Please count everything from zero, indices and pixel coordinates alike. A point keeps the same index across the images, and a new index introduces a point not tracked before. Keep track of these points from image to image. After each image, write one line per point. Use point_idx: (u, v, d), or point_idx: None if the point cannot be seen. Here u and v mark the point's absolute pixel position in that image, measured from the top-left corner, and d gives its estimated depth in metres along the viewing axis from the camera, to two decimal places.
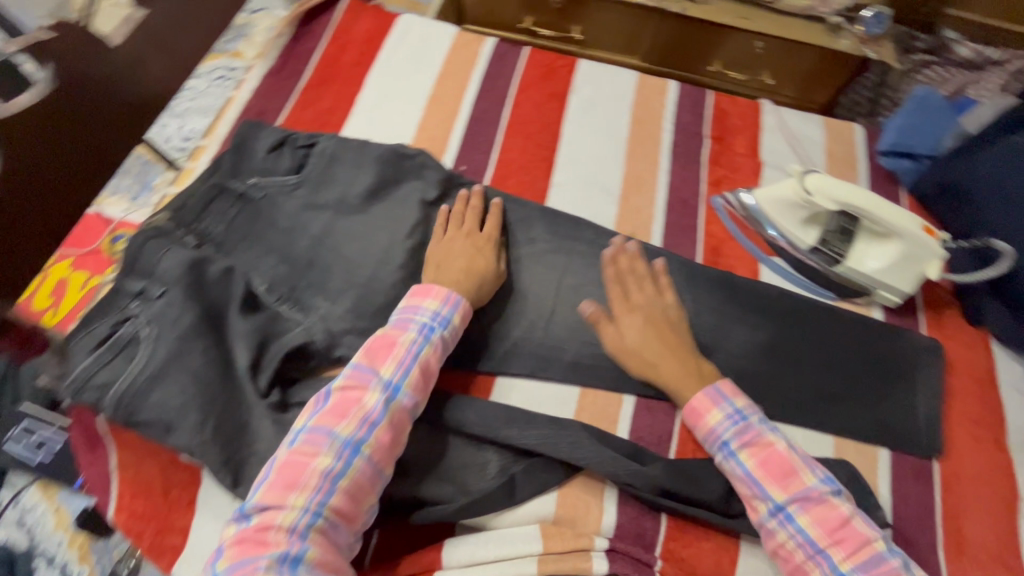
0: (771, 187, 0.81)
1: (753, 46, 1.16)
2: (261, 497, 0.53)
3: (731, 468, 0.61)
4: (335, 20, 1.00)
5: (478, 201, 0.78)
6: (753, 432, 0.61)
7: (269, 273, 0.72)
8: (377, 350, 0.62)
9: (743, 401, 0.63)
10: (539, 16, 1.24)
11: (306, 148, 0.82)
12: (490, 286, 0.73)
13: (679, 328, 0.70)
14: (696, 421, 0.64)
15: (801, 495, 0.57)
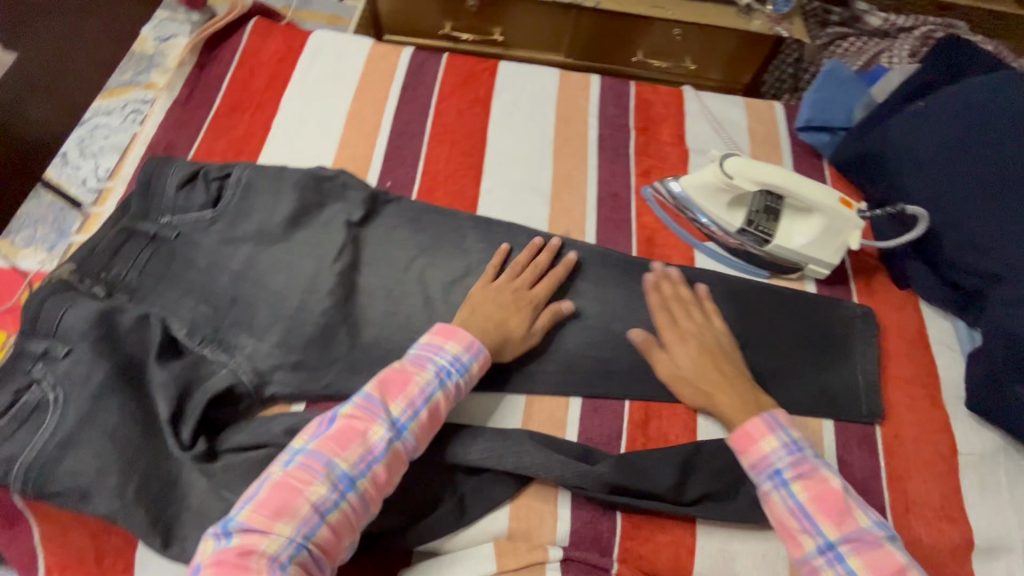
0: (696, 175, 0.81)
1: (671, 33, 1.18)
2: (247, 518, 0.51)
3: (780, 498, 0.58)
4: (243, 42, 0.97)
5: (547, 256, 0.76)
6: (808, 464, 0.58)
7: (188, 316, 0.69)
8: (392, 384, 0.60)
9: (798, 432, 0.61)
10: (459, 21, 1.23)
11: (221, 180, 0.78)
12: (515, 348, 0.69)
13: (729, 358, 0.69)
14: (746, 445, 0.61)
15: (854, 537, 0.55)
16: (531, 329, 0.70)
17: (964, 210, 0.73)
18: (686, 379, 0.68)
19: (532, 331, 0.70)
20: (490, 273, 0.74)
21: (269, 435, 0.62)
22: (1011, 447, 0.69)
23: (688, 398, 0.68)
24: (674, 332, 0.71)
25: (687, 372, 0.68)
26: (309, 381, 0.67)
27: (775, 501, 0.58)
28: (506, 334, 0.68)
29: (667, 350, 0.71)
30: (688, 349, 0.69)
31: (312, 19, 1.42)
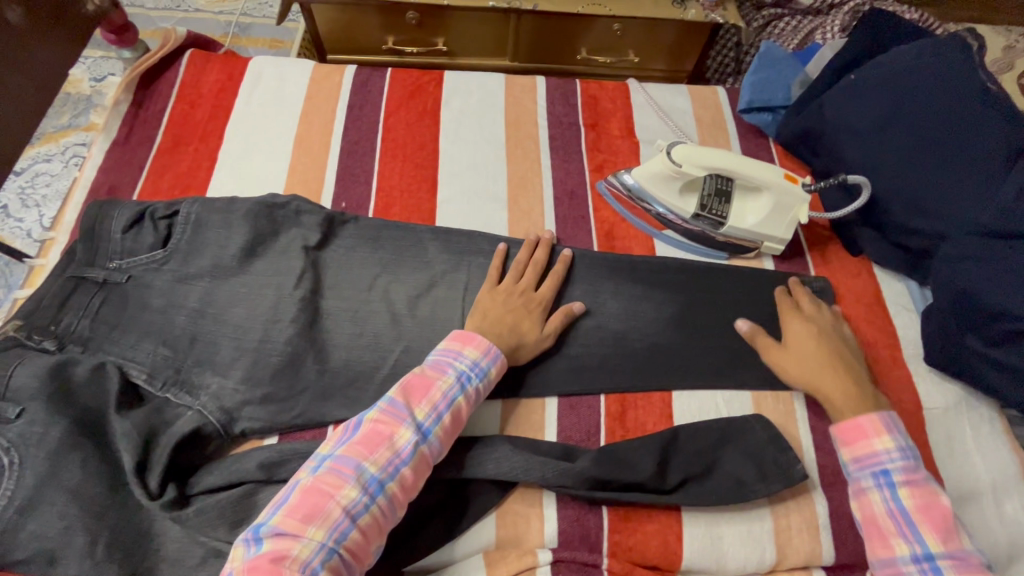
0: (647, 165, 0.81)
1: (612, 29, 1.20)
2: (279, 523, 0.51)
3: (881, 497, 0.59)
4: (180, 74, 0.95)
5: (544, 251, 0.77)
6: (919, 474, 0.59)
7: (147, 361, 0.67)
8: (415, 390, 0.60)
9: (911, 442, 0.62)
10: (401, 35, 1.23)
11: (169, 218, 0.76)
12: (532, 349, 0.70)
13: (850, 354, 0.69)
14: (855, 439, 0.62)
15: (955, 554, 0.55)
16: (543, 332, 0.70)
17: (903, 176, 0.76)
18: (798, 363, 0.68)
19: (545, 333, 0.70)
20: (495, 276, 0.74)
21: (242, 472, 0.60)
22: (972, 397, 0.72)
23: (795, 378, 0.68)
24: (798, 324, 0.71)
25: (800, 353, 0.69)
26: (280, 413, 0.66)
27: (874, 499, 0.59)
28: (520, 337, 0.69)
29: (784, 341, 0.71)
30: (809, 339, 0.69)
31: (254, 45, 1.42)
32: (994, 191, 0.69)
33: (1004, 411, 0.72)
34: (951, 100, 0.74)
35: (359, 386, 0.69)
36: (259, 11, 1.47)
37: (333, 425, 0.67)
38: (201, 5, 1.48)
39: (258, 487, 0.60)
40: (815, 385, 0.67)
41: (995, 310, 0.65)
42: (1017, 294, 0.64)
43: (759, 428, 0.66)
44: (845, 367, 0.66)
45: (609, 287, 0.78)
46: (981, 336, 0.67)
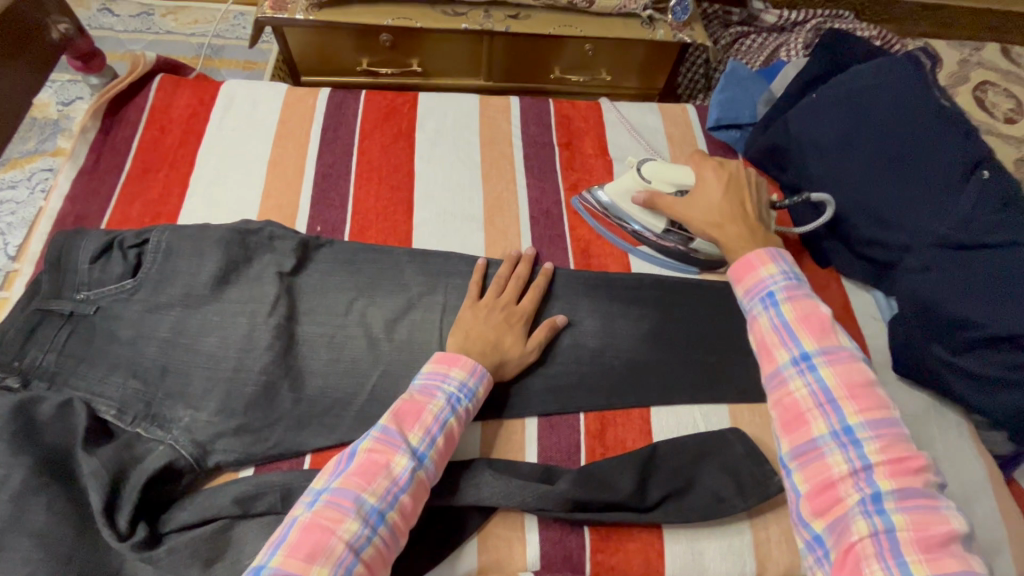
0: (619, 182, 0.85)
1: (584, 49, 1.22)
2: (280, 565, 0.49)
3: (768, 317, 0.61)
4: (149, 100, 0.94)
5: (525, 266, 0.79)
6: (801, 290, 0.62)
7: (116, 395, 0.65)
8: (407, 415, 0.60)
9: (798, 268, 0.64)
10: (375, 57, 1.23)
11: (138, 247, 0.75)
12: (514, 366, 0.70)
13: (753, 195, 0.74)
14: (744, 273, 0.65)
15: (832, 351, 0.57)
16: (526, 347, 0.71)
17: (867, 189, 0.78)
18: (696, 216, 0.73)
19: (528, 348, 0.71)
20: (475, 292, 0.75)
21: (216, 508, 0.59)
22: (940, 403, 0.74)
23: (698, 229, 0.73)
24: (704, 172, 0.75)
25: (698, 207, 0.73)
26: (255, 444, 0.65)
27: (762, 319, 0.61)
28: (503, 355, 0.69)
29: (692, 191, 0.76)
30: (708, 188, 0.74)
31: (226, 66, 1.41)
32: (951, 204, 0.72)
33: (970, 416, 0.74)
34: (907, 117, 0.78)
35: (336, 414, 0.68)
36: (232, 32, 1.47)
37: (310, 454, 0.66)
38: (173, 27, 1.47)
39: (234, 521, 0.59)
40: (713, 231, 0.71)
41: (957, 319, 0.68)
42: (971, 303, 0.67)
43: (735, 443, 0.67)
44: (739, 211, 0.71)
45: (585, 304, 0.78)
46: (944, 344, 0.70)
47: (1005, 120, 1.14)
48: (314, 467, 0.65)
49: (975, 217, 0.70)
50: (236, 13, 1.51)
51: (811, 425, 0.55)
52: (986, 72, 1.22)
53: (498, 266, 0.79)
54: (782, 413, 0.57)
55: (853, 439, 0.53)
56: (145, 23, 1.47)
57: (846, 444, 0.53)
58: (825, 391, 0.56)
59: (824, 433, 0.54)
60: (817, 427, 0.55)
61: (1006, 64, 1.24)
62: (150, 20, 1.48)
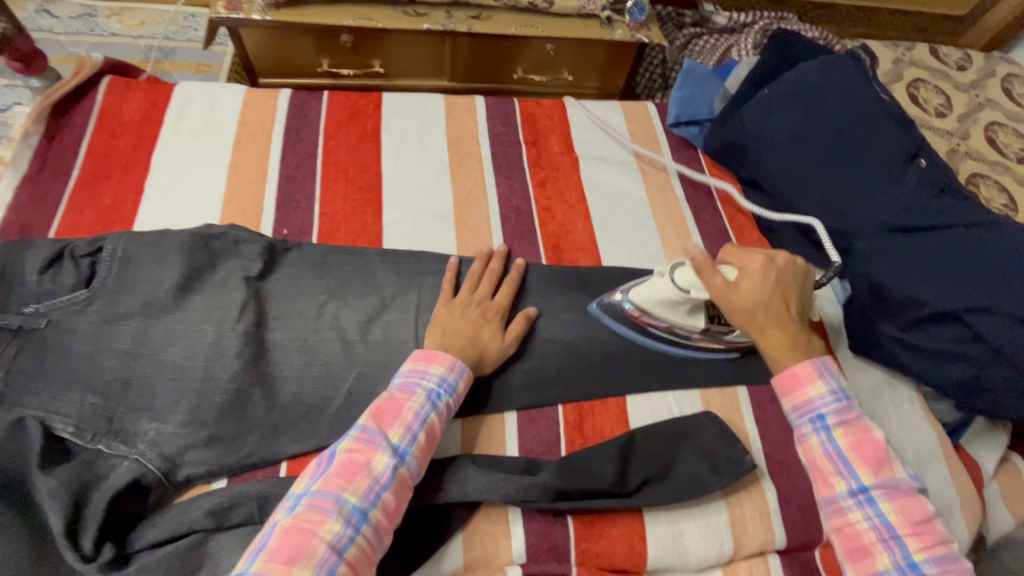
0: (647, 287, 0.73)
1: (545, 49, 1.24)
2: (260, 568, 0.49)
3: (819, 440, 0.62)
4: (97, 103, 0.90)
5: (498, 261, 0.79)
6: (852, 413, 0.62)
7: (73, 412, 0.62)
8: (386, 414, 0.60)
9: (844, 381, 0.64)
10: (335, 58, 1.22)
11: (92, 256, 0.71)
12: (496, 360, 0.70)
13: (796, 299, 0.69)
14: (793, 389, 0.64)
15: (888, 484, 0.59)
16: (505, 339, 0.72)
17: (820, 178, 0.83)
18: (738, 308, 0.67)
19: (507, 340, 0.72)
20: (450, 290, 0.74)
21: (189, 522, 0.57)
22: (894, 378, 0.78)
23: (737, 322, 0.68)
24: (747, 261, 0.68)
25: (742, 302, 0.67)
26: (226, 455, 0.63)
27: (814, 443, 0.62)
28: (483, 349, 0.69)
29: (739, 287, 0.67)
30: (753, 282, 0.67)
31: (179, 69, 1.36)
32: (894, 192, 0.78)
33: (920, 389, 0.78)
34: (852, 110, 0.83)
35: (312, 420, 0.66)
36: (184, 35, 1.42)
37: (287, 461, 0.64)
38: (119, 29, 1.41)
39: (208, 535, 0.57)
40: (756, 335, 0.67)
41: (906, 297, 0.72)
42: (916, 283, 0.72)
43: (707, 427, 0.69)
44: (785, 318, 0.67)
45: (558, 299, 0.79)
46: (895, 322, 0.74)
47: (937, 114, 1.18)
48: (291, 474, 0.63)
49: (915, 203, 0.76)
50: (187, 14, 1.46)
51: (875, 557, 0.56)
52: (917, 69, 1.26)
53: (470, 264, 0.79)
54: (843, 542, 0.59)
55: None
56: (88, 25, 1.40)
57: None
58: (888, 527, 0.57)
59: (890, 569, 0.56)
60: (882, 561, 0.56)
61: (934, 63, 1.28)
62: (93, 22, 1.41)
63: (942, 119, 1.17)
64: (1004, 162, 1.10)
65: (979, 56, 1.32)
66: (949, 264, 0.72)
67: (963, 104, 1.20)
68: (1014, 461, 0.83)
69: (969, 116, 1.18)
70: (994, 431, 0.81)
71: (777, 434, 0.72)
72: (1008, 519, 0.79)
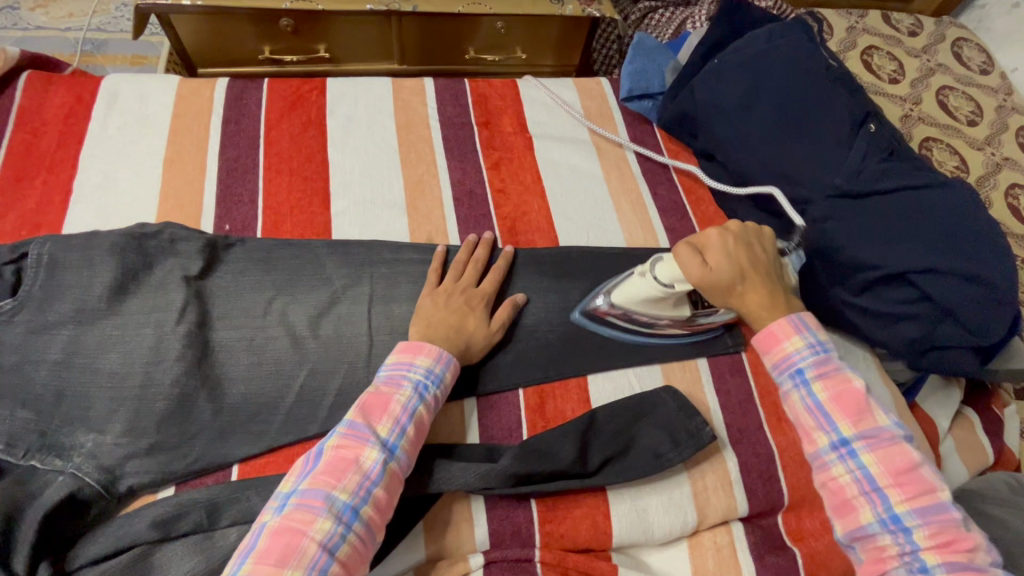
0: (628, 286, 0.72)
1: (496, 27, 1.22)
2: (250, 571, 0.48)
3: (800, 396, 0.62)
4: (16, 100, 0.85)
5: (483, 249, 0.77)
6: (831, 365, 0.62)
7: (2, 428, 0.59)
8: (374, 407, 0.58)
9: (824, 335, 0.64)
10: (277, 44, 1.19)
11: (15, 262, 0.67)
12: (480, 348, 0.69)
13: (763, 257, 0.69)
14: (771, 346, 0.65)
15: (869, 435, 0.58)
16: (490, 327, 0.70)
17: (772, 148, 0.83)
18: (716, 284, 0.67)
19: (493, 329, 0.70)
20: (434, 279, 0.73)
21: (133, 534, 0.55)
22: (848, 342, 0.79)
23: (718, 299, 0.68)
24: (713, 236, 0.68)
25: (720, 275, 0.66)
26: (171, 462, 0.60)
27: (794, 399, 0.62)
28: (467, 337, 0.68)
29: (712, 262, 0.67)
30: (725, 253, 0.67)
31: (112, 63, 1.30)
32: (844, 157, 0.78)
33: (876, 351, 0.79)
34: (800, 78, 0.83)
35: (263, 420, 0.64)
36: (114, 25, 1.35)
37: (238, 464, 0.62)
38: (44, 22, 1.33)
39: (154, 546, 0.55)
40: (737, 302, 0.68)
41: (857, 262, 0.73)
42: (864, 247, 0.73)
43: (667, 401, 0.69)
44: (759, 276, 0.68)
45: (515, 282, 0.78)
46: (846, 287, 0.75)
47: (891, 80, 1.18)
48: (242, 477, 0.61)
49: (863, 168, 0.76)
50: (117, 4, 1.39)
51: (859, 512, 0.57)
52: (869, 36, 1.25)
53: (456, 252, 0.78)
54: (829, 497, 0.59)
55: (904, 527, 0.54)
56: (10, 19, 1.32)
57: (896, 531, 0.55)
58: (870, 479, 0.57)
59: (873, 522, 0.56)
60: (865, 514, 0.56)
61: (886, 29, 1.28)
62: (16, 15, 1.33)
63: (895, 85, 1.18)
64: (955, 126, 1.12)
65: (930, 20, 1.33)
66: (897, 226, 0.72)
67: (915, 69, 1.21)
68: (967, 415, 0.85)
69: (921, 81, 1.18)
70: (947, 388, 0.83)
71: (737, 404, 0.72)
72: (962, 471, 0.82)
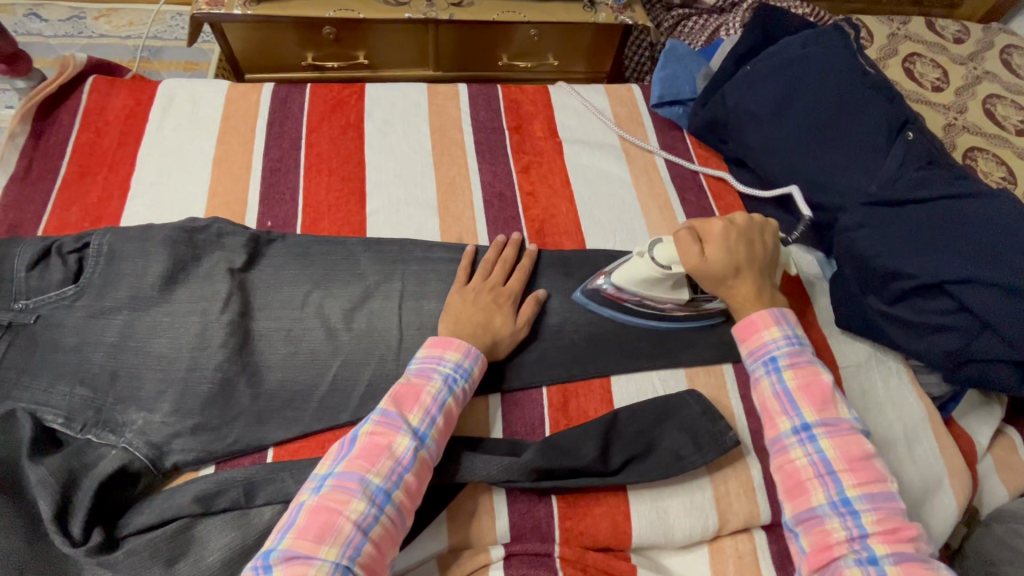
0: (627, 268, 0.73)
1: (529, 34, 1.25)
2: (290, 546, 0.51)
3: (770, 381, 0.63)
4: (82, 102, 0.91)
5: (512, 249, 0.79)
6: (804, 357, 0.63)
7: (63, 403, 0.64)
8: (405, 398, 0.60)
9: (800, 330, 0.66)
10: (319, 51, 1.24)
11: (79, 252, 0.72)
12: (507, 344, 0.71)
13: (763, 250, 0.70)
14: (749, 333, 0.66)
15: (831, 423, 0.59)
16: (516, 324, 0.72)
17: (805, 154, 0.82)
18: (709, 273, 0.68)
19: (518, 325, 0.72)
20: (463, 277, 0.75)
21: (176, 507, 0.58)
22: (880, 352, 0.77)
23: (710, 288, 0.69)
24: (717, 225, 0.69)
25: (714, 267, 0.67)
26: (213, 442, 0.64)
27: (764, 384, 0.63)
28: (495, 334, 0.70)
29: (708, 251, 0.68)
30: (724, 246, 0.68)
31: (166, 68, 1.38)
32: (879, 164, 0.77)
33: (910, 362, 0.77)
34: (835, 84, 0.82)
35: (297, 407, 0.67)
36: (170, 33, 1.44)
37: (274, 447, 0.65)
38: (107, 30, 1.43)
39: (195, 519, 0.59)
40: (724, 294, 0.69)
41: (890, 271, 0.71)
42: (900, 255, 0.71)
43: (690, 404, 0.69)
44: (753, 267, 0.69)
45: (541, 282, 0.79)
46: (880, 296, 0.73)
47: (933, 88, 1.15)
48: (277, 460, 0.64)
49: (900, 176, 0.75)
50: (173, 13, 1.48)
51: (811, 493, 0.57)
52: (912, 44, 1.23)
53: (485, 252, 0.80)
54: (784, 479, 0.59)
55: (853, 511, 0.55)
56: (76, 27, 1.42)
57: (845, 514, 0.55)
58: (826, 463, 0.57)
59: (824, 504, 0.56)
60: (817, 496, 0.56)
61: (930, 36, 1.25)
62: (82, 24, 1.43)
63: (938, 94, 1.15)
64: (1002, 135, 1.08)
65: (978, 28, 1.29)
66: (933, 235, 0.71)
67: (960, 77, 1.17)
68: (1009, 434, 0.82)
69: (966, 89, 1.15)
70: (988, 405, 0.80)
71: None
72: (1001, 492, 0.79)
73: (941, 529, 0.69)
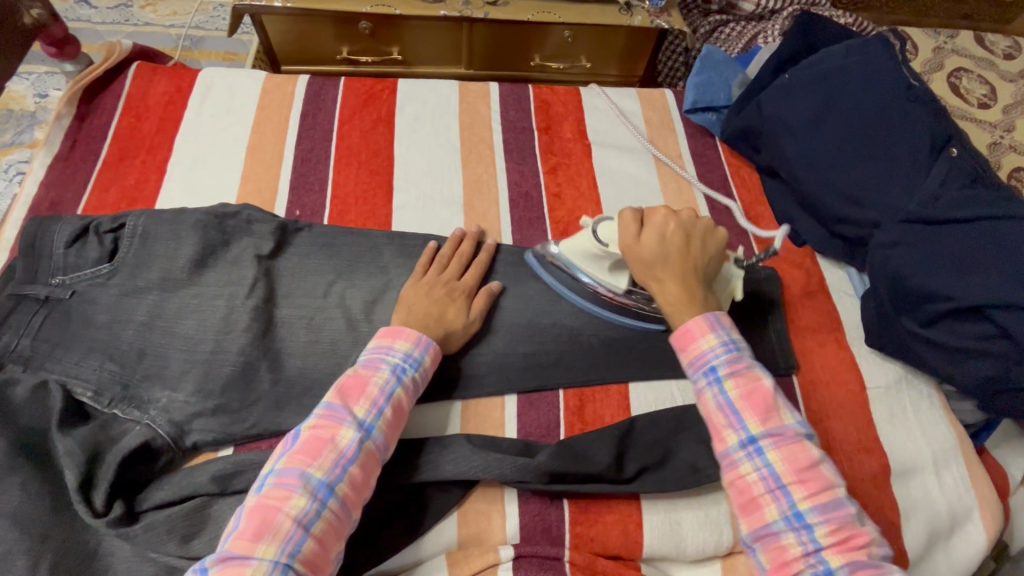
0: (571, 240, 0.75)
1: (564, 36, 1.24)
2: (230, 546, 0.51)
3: (712, 394, 0.59)
4: (125, 87, 0.94)
5: (467, 244, 0.78)
6: (743, 363, 0.59)
7: (93, 378, 0.66)
8: (350, 390, 0.60)
9: (735, 333, 0.62)
10: (354, 45, 1.26)
11: (114, 232, 0.74)
12: (460, 336, 0.71)
13: (700, 250, 0.67)
14: (687, 343, 0.62)
15: (777, 433, 0.56)
16: (469, 317, 0.72)
17: (840, 167, 0.80)
18: (640, 258, 0.67)
19: (471, 318, 0.72)
20: (421, 269, 0.75)
21: (194, 485, 0.60)
22: (911, 375, 0.75)
23: (638, 274, 0.67)
24: (659, 213, 0.68)
25: (645, 252, 0.66)
26: (231, 425, 0.65)
27: (706, 397, 0.59)
28: (448, 328, 0.70)
29: (644, 235, 0.67)
30: (661, 233, 0.67)
31: (206, 57, 1.42)
32: (919, 180, 0.74)
33: (942, 387, 0.74)
34: (876, 95, 0.80)
35: (315, 395, 0.68)
36: (211, 24, 1.48)
37: None
38: (152, 18, 1.48)
39: (212, 499, 0.60)
40: (652, 285, 0.66)
41: (927, 291, 0.69)
42: (938, 275, 0.68)
43: None
44: (684, 265, 0.66)
45: None
46: (914, 317, 0.71)
47: (980, 105, 1.11)
48: None
49: (942, 193, 0.72)
50: (216, 4, 1.52)
51: (764, 509, 0.54)
52: (959, 58, 1.18)
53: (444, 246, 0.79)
54: (736, 496, 0.55)
55: (807, 524, 0.52)
56: (123, 15, 1.47)
57: (800, 528, 0.52)
58: (775, 477, 0.54)
59: (777, 520, 0.53)
60: (770, 512, 0.53)
61: (979, 51, 1.20)
62: (129, 12, 1.48)
63: (985, 111, 1.10)
64: None
65: None
66: (974, 255, 0.68)
67: (1009, 95, 1.13)
68: None
69: (1015, 107, 1.10)
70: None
71: None
72: None
73: (967, 560, 0.66)
